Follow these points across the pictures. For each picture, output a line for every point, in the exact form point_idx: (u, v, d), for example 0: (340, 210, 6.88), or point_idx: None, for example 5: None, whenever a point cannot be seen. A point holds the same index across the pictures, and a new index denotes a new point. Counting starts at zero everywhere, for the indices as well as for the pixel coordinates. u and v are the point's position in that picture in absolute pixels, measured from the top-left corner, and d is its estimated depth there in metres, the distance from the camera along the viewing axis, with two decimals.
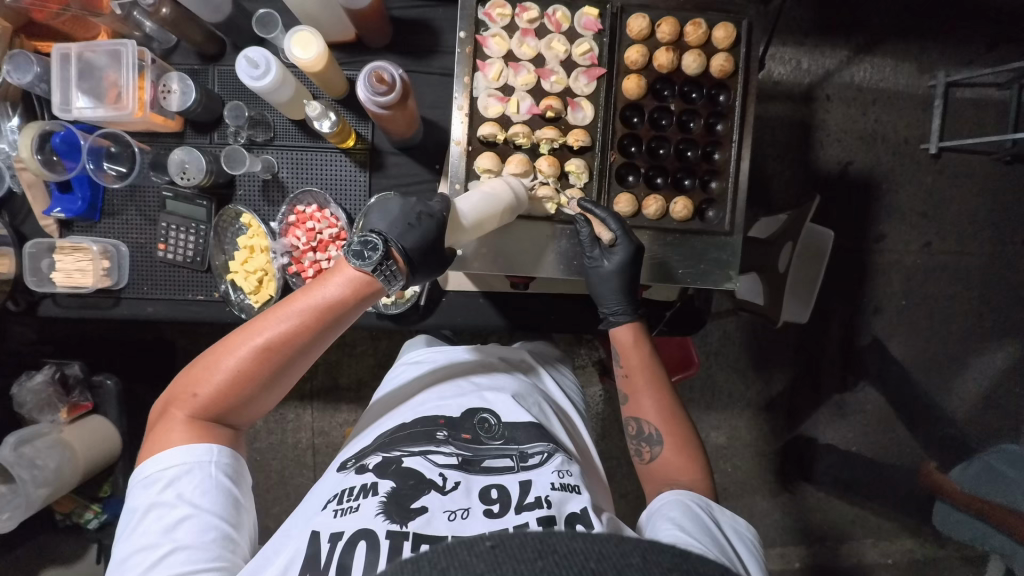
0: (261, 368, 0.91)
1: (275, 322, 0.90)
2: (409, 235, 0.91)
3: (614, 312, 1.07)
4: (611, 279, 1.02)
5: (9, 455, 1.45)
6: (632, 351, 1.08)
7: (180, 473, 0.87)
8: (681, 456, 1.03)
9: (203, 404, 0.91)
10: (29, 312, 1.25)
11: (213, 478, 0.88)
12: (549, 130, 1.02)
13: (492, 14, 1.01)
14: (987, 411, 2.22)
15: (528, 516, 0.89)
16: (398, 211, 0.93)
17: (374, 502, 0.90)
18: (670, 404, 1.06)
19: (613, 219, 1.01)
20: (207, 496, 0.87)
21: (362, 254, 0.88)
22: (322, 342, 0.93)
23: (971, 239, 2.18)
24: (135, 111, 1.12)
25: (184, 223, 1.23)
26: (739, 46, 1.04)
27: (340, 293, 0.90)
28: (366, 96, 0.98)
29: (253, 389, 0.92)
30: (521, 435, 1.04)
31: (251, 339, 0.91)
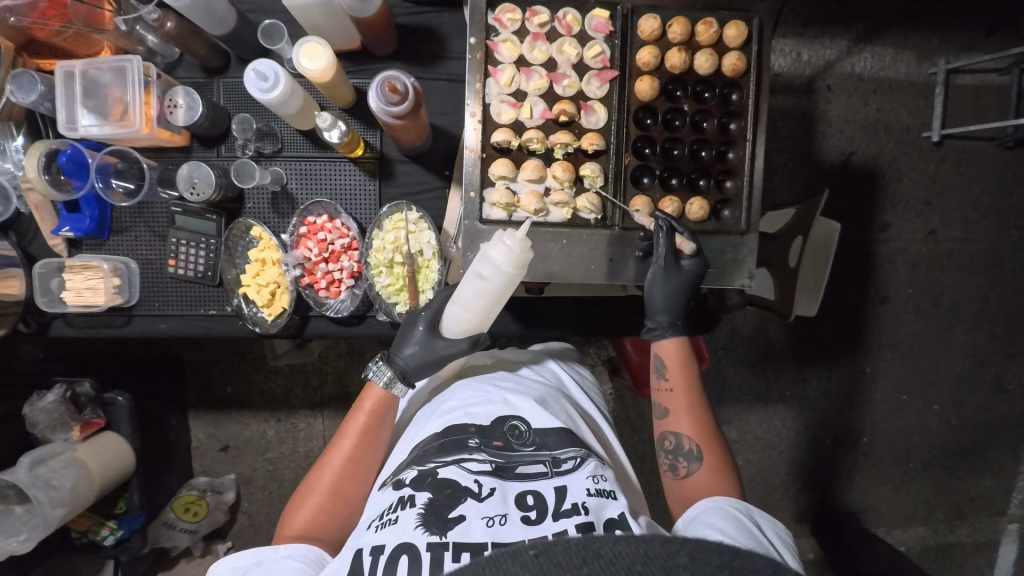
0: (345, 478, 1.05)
1: (345, 438, 1.07)
2: (404, 351, 1.11)
3: (662, 325, 1.08)
4: (679, 286, 1.04)
5: (25, 477, 1.44)
6: (679, 370, 1.07)
7: (264, 554, 0.95)
8: (715, 477, 1.00)
9: (306, 529, 1.01)
10: (42, 333, 1.24)
11: (286, 558, 0.93)
12: (563, 135, 1.01)
13: (502, 19, 1.00)
14: (996, 397, 2.23)
15: (566, 523, 0.90)
16: (406, 327, 1.13)
17: (412, 514, 0.90)
18: (707, 421, 1.05)
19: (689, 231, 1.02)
20: (282, 566, 0.92)
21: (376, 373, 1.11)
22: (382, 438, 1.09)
23: (975, 225, 2.18)
24: (142, 128, 1.10)
25: (193, 238, 1.22)
26: (751, 44, 1.03)
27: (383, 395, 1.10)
28: (378, 106, 0.96)
29: (342, 496, 1.04)
30: (552, 441, 1.03)
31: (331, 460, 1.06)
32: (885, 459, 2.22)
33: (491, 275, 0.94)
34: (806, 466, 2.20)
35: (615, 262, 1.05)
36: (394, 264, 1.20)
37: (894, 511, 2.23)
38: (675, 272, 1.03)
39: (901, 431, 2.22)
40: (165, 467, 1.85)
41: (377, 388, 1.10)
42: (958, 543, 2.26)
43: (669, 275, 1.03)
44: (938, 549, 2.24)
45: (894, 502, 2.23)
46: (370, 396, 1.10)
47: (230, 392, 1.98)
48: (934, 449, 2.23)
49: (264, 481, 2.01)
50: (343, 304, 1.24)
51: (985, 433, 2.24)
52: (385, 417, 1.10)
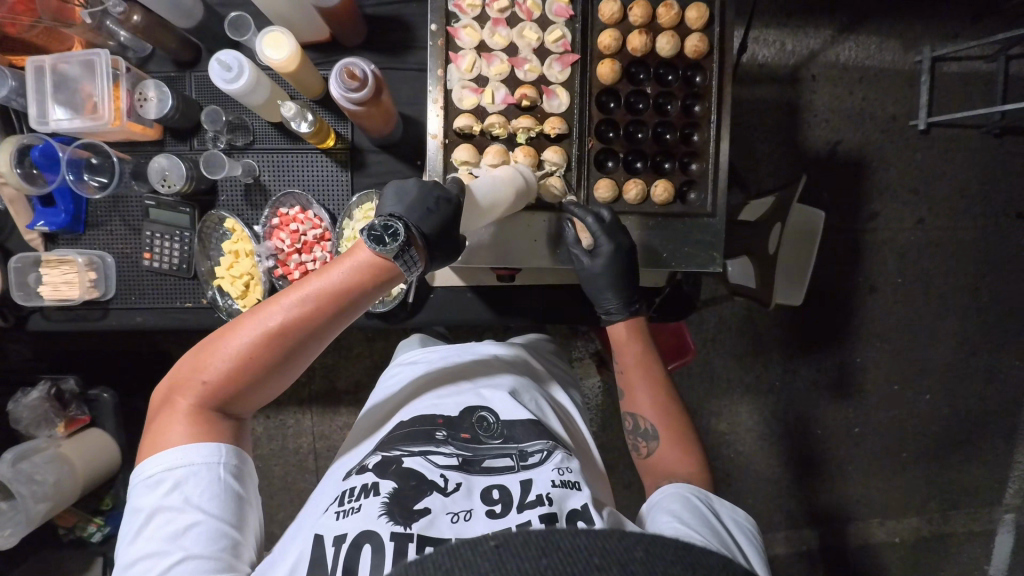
0: (271, 353, 0.85)
1: (289, 307, 0.84)
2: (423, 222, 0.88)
3: (609, 311, 1.09)
4: (599, 278, 1.04)
5: (7, 471, 1.46)
6: (628, 349, 1.10)
7: (185, 476, 0.83)
8: (674, 450, 1.03)
9: (212, 390, 0.86)
10: (20, 327, 1.25)
11: (222, 475, 0.85)
12: (524, 120, 1.01)
13: (462, 5, 1.00)
14: (988, 386, 2.21)
15: (530, 514, 0.90)
16: (414, 194, 0.90)
17: (375, 502, 0.90)
18: (666, 400, 1.07)
19: (591, 216, 1.01)
20: (213, 501, 0.83)
21: (383, 240, 0.84)
22: (334, 326, 0.88)
23: (964, 213, 2.17)
24: (113, 121, 1.11)
25: (168, 231, 1.23)
26: (713, 25, 1.04)
27: (349, 278, 0.85)
28: (338, 93, 0.97)
29: (259, 377, 0.87)
30: (520, 433, 1.04)
31: (266, 322, 0.85)
32: (877, 450, 2.21)
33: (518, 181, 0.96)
34: (798, 458, 2.19)
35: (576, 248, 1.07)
36: None
37: (887, 502, 2.21)
38: (609, 263, 1.02)
39: (894, 421, 2.20)
40: None
41: (370, 253, 0.84)
42: (953, 534, 2.24)
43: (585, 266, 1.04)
44: (933, 539, 2.22)
45: (887, 493, 2.21)
46: (341, 263, 0.85)
47: None
48: (927, 439, 2.21)
49: None
50: None
51: (979, 422, 2.22)
52: (349, 301, 0.86)
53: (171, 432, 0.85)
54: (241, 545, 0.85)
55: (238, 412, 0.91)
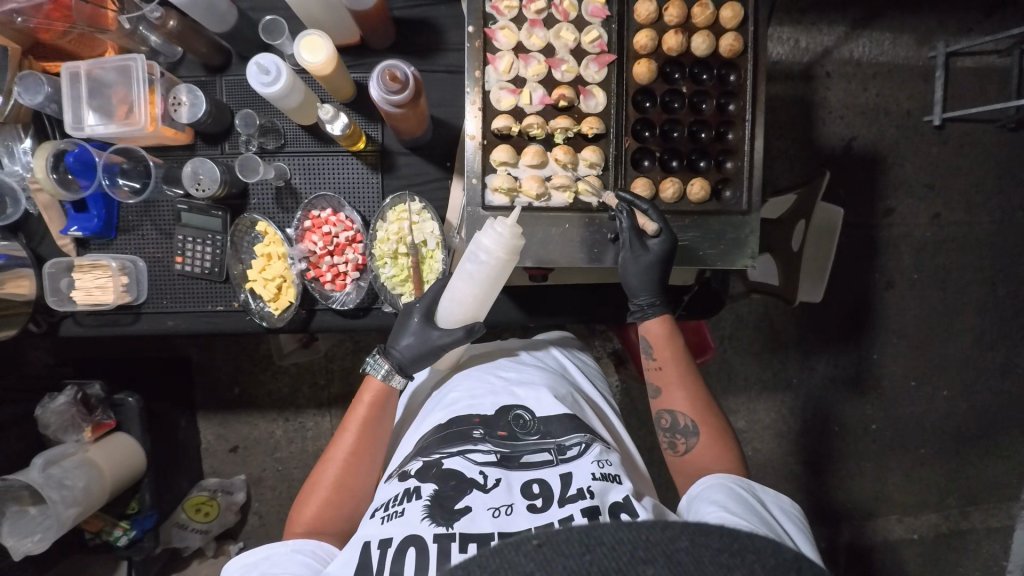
0: (350, 474, 1.05)
1: (349, 428, 1.09)
2: (401, 342, 1.10)
3: (643, 305, 1.10)
4: (651, 271, 1.04)
5: (38, 477, 1.45)
6: (664, 344, 1.09)
7: (262, 557, 0.95)
8: (714, 446, 1.02)
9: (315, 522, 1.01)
10: (51, 332, 1.25)
11: (294, 551, 0.95)
12: (562, 121, 1.02)
13: (499, 7, 1.01)
14: (1005, 380, 2.21)
15: (572, 508, 0.90)
16: (399, 324, 1.13)
17: (418, 506, 0.91)
18: (701, 394, 1.06)
19: (655, 211, 1.02)
20: (288, 562, 0.93)
21: (375, 365, 1.11)
22: (385, 432, 1.10)
23: (979, 208, 2.17)
24: (147, 126, 1.12)
25: (200, 235, 1.23)
26: (747, 24, 1.04)
27: (382, 391, 1.10)
28: (379, 95, 0.97)
29: (345, 493, 1.04)
30: (557, 428, 1.04)
31: (334, 454, 1.07)
32: (895, 446, 2.21)
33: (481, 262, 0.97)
34: (816, 455, 2.19)
35: (594, 250, 1.06)
36: (399, 255, 1.20)
37: (905, 498, 2.21)
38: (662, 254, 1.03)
39: (911, 417, 2.21)
40: (176, 467, 1.87)
41: (375, 381, 1.10)
42: (972, 530, 2.24)
43: (636, 255, 1.03)
44: (951, 536, 2.23)
45: (905, 490, 2.21)
46: (369, 389, 1.11)
47: (238, 392, 2.00)
48: (944, 435, 2.21)
49: (273, 481, 2.02)
50: (349, 296, 1.25)
51: (996, 417, 2.22)
52: (384, 410, 1.11)
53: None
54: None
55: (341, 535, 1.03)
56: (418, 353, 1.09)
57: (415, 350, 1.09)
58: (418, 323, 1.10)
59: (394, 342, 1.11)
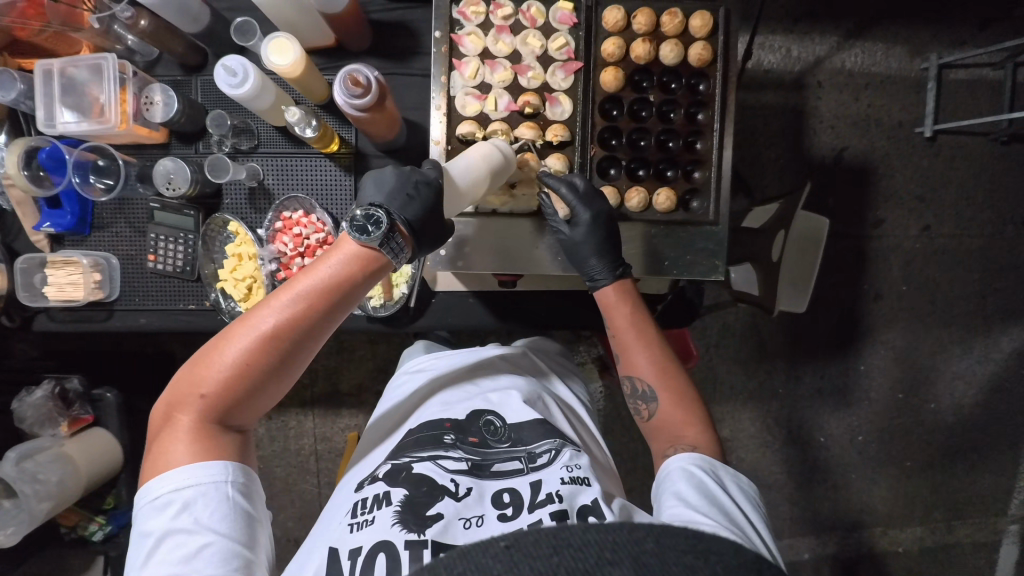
0: (266, 356, 0.86)
1: (285, 305, 0.86)
2: (403, 206, 0.91)
3: (594, 277, 1.02)
4: (583, 244, 1.01)
5: (11, 471, 1.48)
6: (617, 309, 1.04)
7: (194, 497, 0.83)
8: (677, 410, 0.99)
9: (213, 404, 0.86)
10: (25, 327, 1.26)
11: (227, 491, 0.85)
12: (528, 128, 1.02)
13: (466, 12, 1.01)
14: (994, 395, 2.19)
15: (541, 513, 0.90)
16: (395, 181, 0.93)
17: (388, 512, 0.90)
18: (662, 355, 1.02)
19: (567, 187, 1.00)
20: (220, 520, 0.82)
21: (366, 229, 0.87)
22: (327, 325, 0.90)
23: (971, 220, 2.16)
24: (119, 124, 1.12)
25: (173, 233, 1.24)
26: (717, 34, 1.04)
27: (339, 271, 0.87)
28: (343, 99, 0.97)
29: (257, 382, 0.87)
30: (527, 435, 1.04)
31: (259, 328, 0.86)
32: (881, 459, 2.19)
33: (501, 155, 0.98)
34: (800, 465, 2.18)
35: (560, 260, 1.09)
36: None
37: (893, 511, 2.19)
38: (590, 230, 1.00)
39: (898, 430, 2.19)
40: None
41: (353, 242, 0.88)
42: (959, 545, 2.22)
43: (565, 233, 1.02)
44: (937, 550, 2.20)
45: (890, 503, 2.19)
46: (330, 260, 0.88)
47: None
48: (932, 448, 2.19)
49: None
50: None
51: (984, 432, 2.19)
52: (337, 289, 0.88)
53: (174, 446, 0.85)
54: (254, 563, 0.83)
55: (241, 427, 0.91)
56: (431, 219, 0.94)
57: (427, 207, 0.94)
58: (436, 184, 0.94)
59: (395, 204, 0.91)
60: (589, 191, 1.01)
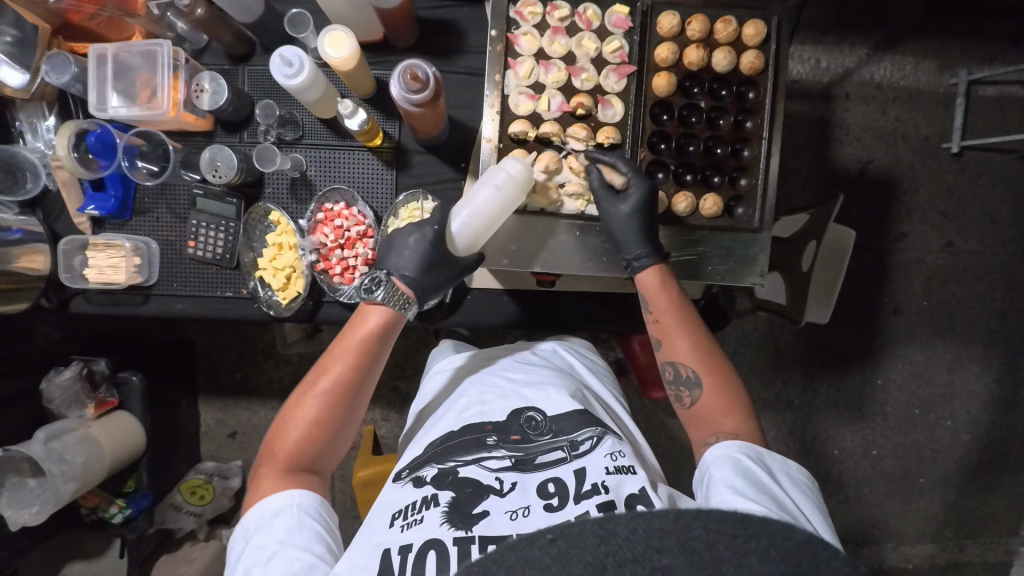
0: (334, 407, 0.98)
1: (340, 362, 0.99)
2: (408, 267, 1.03)
3: (637, 257, 1.01)
4: (629, 222, 1.00)
5: (38, 451, 1.44)
6: (660, 295, 1.01)
7: (269, 518, 0.91)
8: (720, 397, 0.97)
9: (291, 457, 0.97)
10: (62, 308, 1.27)
11: (295, 507, 0.92)
12: (579, 129, 1.03)
13: (524, 13, 1.02)
14: (1010, 415, 2.19)
15: (588, 504, 0.90)
16: (398, 245, 1.06)
17: (436, 512, 0.91)
18: (704, 340, 1.00)
19: (623, 163, 1.01)
20: (291, 531, 0.89)
21: (369, 289, 1.02)
22: (375, 372, 1.02)
23: (993, 238, 2.15)
24: (169, 111, 1.14)
25: (213, 221, 1.25)
26: (769, 43, 1.05)
27: (379, 327, 1.00)
28: (399, 93, 0.98)
29: (330, 430, 0.99)
30: (567, 426, 1.03)
31: (318, 389, 0.99)
32: (895, 474, 2.18)
33: (507, 181, 0.96)
34: (812, 477, 2.17)
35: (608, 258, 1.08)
36: None
37: (904, 526, 2.19)
38: (638, 208, 1.00)
39: (912, 445, 2.18)
40: (173, 449, 1.88)
41: (378, 308, 1.00)
42: (968, 563, 2.21)
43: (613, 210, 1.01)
44: (947, 568, 2.19)
45: (902, 518, 2.19)
46: (368, 316, 1.00)
47: (241, 378, 2.03)
48: (946, 465, 2.19)
49: None
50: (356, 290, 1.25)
51: (1000, 450, 2.19)
52: (384, 337, 1.01)
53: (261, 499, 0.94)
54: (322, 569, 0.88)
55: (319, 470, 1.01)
56: (432, 269, 1.04)
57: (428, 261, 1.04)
58: (434, 232, 1.03)
59: (401, 264, 1.04)
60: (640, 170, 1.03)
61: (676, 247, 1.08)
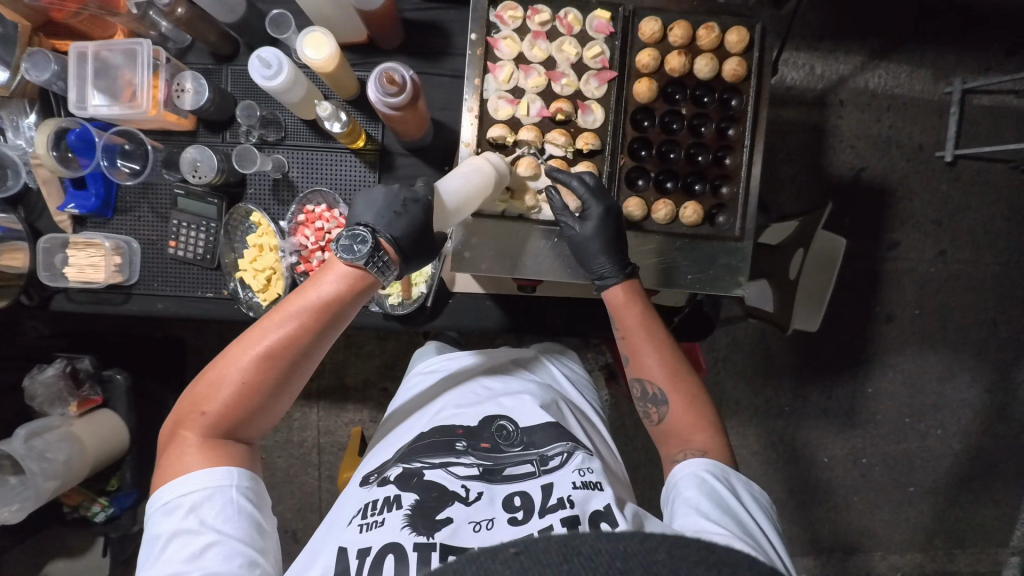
0: (270, 374, 0.87)
1: (282, 324, 0.86)
2: (397, 226, 0.91)
3: (602, 275, 1.00)
4: (590, 242, 0.99)
5: (19, 448, 1.45)
6: (626, 311, 1.00)
7: (200, 500, 0.83)
8: (688, 414, 0.96)
9: (215, 422, 0.86)
10: (43, 306, 1.26)
11: (232, 493, 0.84)
12: (559, 135, 1.02)
13: (504, 16, 1.01)
14: (1002, 425, 2.18)
15: (552, 518, 0.89)
16: (384, 200, 0.94)
17: (399, 515, 0.90)
18: (673, 358, 0.99)
19: (578, 181, 0.99)
20: (230, 522, 0.82)
21: (351, 249, 0.87)
22: (324, 342, 0.90)
23: (987, 248, 2.14)
24: (150, 110, 1.13)
25: (195, 221, 1.24)
26: (753, 50, 1.04)
27: (335, 292, 0.88)
28: (377, 96, 0.98)
29: (263, 398, 0.88)
30: (539, 439, 1.02)
31: (254, 349, 0.86)
32: (885, 483, 2.17)
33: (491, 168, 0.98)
34: (802, 484, 2.16)
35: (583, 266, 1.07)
36: None
37: (893, 535, 2.18)
38: (599, 227, 0.99)
39: (903, 454, 2.17)
40: None
41: (342, 262, 0.88)
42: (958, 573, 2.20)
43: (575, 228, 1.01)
44: None
45: (891, 528, 2.18)
46: (326, 277, 0.88)
47: None
48: (936, 474, 2.17)
49: None
50: None
51: (990, 461, 2.18)
52: (338, 305, 0.89)
53: (184, 465, 0.84)
54: (259, 564, 0.83)
55: (247, 438, 0.91)
56: (420, 236, 0.94)
57: (416, 223, 0.94)
58: (423, 199, 0.94)
59: (383, 223, 0.91)
60: (599, 188, 1.00)
61: (654, 255, 1.07)
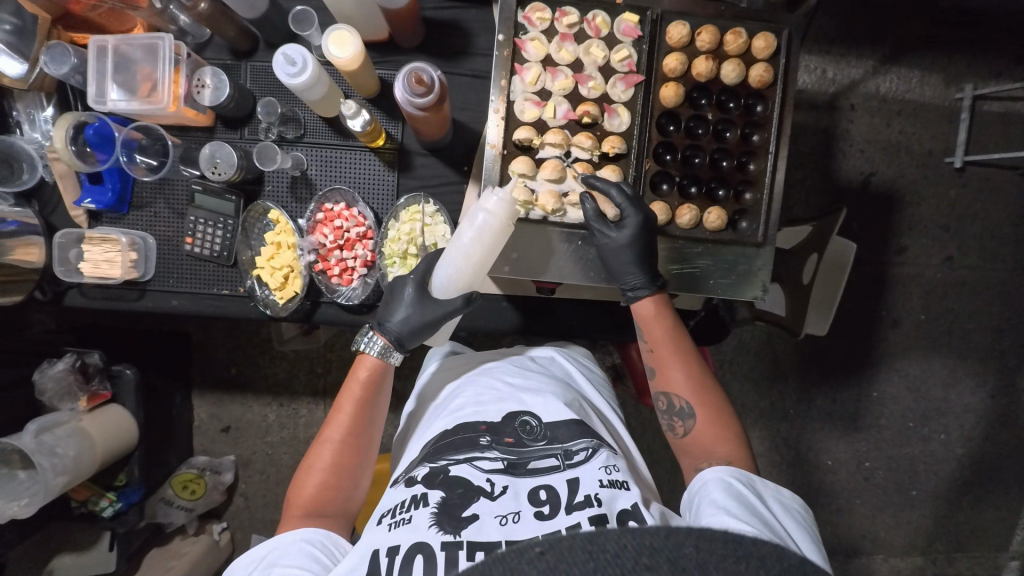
0: (344, 450, 1.03)
1: (342, 408, 1.05)
2: (395, 316, 1.07)
3: (633, 286, 1.01)
4: (623, 251, 0.99)
5: (30, 443, 1.42)
6: (655, 323, 1.02)
7: (270, 542, 0.94)
8: (713, 424, 0.97)
9: (311, 507, 0.99)
10: (57, 301, 1.25)
11: (293, 534, 0.94)
12: (585, 138, 1.03)
13: (532, 18, 1.01)
14: (1004, 431, 2.19)
15: (579, 516, 0.88)
16: (393, 293, 1.10)
17: (425, 513, 0.90)
18: (700, 373, 0.99)
19: (619, 190, 1.00)
20: (285, 555, 0.90)
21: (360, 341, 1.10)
22: (377, 413, 1.07)
23: (993, 254, 2.15)
24: (170, 105, 1.11)
25: (212, 217, 1.23)
26: (779, 56, 1.04)
27: (375, 369, 1.07)
28: (403, 96, 0.97)
29: (344, 476, 1.02)
30: (563, 434, 1.02)
31: (328, 436, 1.04)
32: (888, 486, 2.18)
33: (488, 223, 0.95)
34: (806, 487, 2.17)
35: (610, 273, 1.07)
36: (408, 256, 1.20)
37: (894, 538, 2.19)
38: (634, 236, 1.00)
39: (905, 458, 2.19)
40: (166, 444, 1.86)
41: (370, 357, 1.07)
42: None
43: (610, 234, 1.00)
44: None
45: (893, 531, 2.19)
46: (363, 367, 1.07)
47: (235, 373, 2.02)
48: (938, 479, 2.19)
49: (264, 465, 2.02)
50: (354, 292, 1.24)
51: (992, 466, 2.20)
52: (380, 382, 1.08)
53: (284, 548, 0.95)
54: None
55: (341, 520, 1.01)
56: (413, 322, 1.06)
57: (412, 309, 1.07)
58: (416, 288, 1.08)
59: (388, 316, 1.08)
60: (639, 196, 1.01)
61: (674, 259, 1.07)
